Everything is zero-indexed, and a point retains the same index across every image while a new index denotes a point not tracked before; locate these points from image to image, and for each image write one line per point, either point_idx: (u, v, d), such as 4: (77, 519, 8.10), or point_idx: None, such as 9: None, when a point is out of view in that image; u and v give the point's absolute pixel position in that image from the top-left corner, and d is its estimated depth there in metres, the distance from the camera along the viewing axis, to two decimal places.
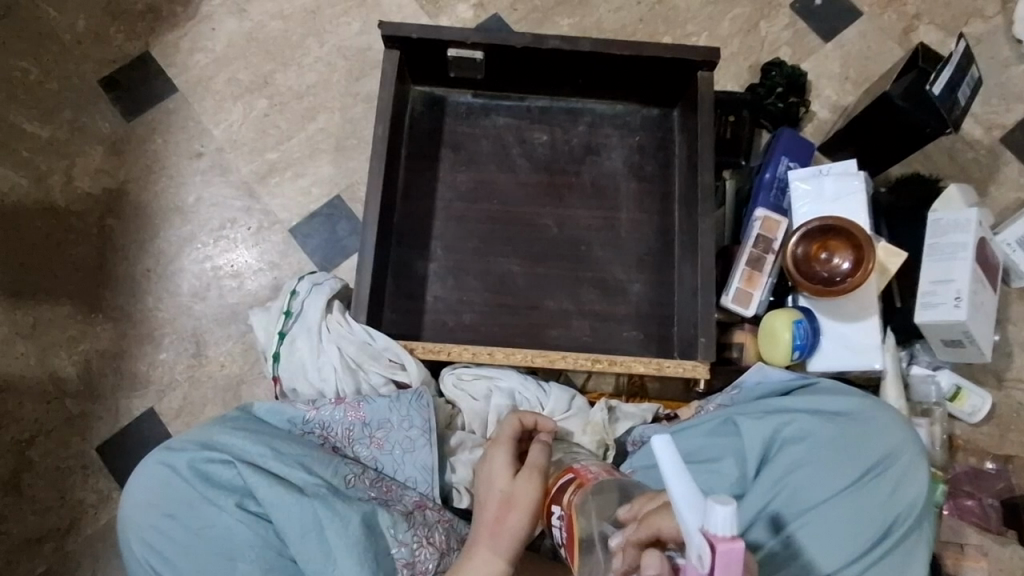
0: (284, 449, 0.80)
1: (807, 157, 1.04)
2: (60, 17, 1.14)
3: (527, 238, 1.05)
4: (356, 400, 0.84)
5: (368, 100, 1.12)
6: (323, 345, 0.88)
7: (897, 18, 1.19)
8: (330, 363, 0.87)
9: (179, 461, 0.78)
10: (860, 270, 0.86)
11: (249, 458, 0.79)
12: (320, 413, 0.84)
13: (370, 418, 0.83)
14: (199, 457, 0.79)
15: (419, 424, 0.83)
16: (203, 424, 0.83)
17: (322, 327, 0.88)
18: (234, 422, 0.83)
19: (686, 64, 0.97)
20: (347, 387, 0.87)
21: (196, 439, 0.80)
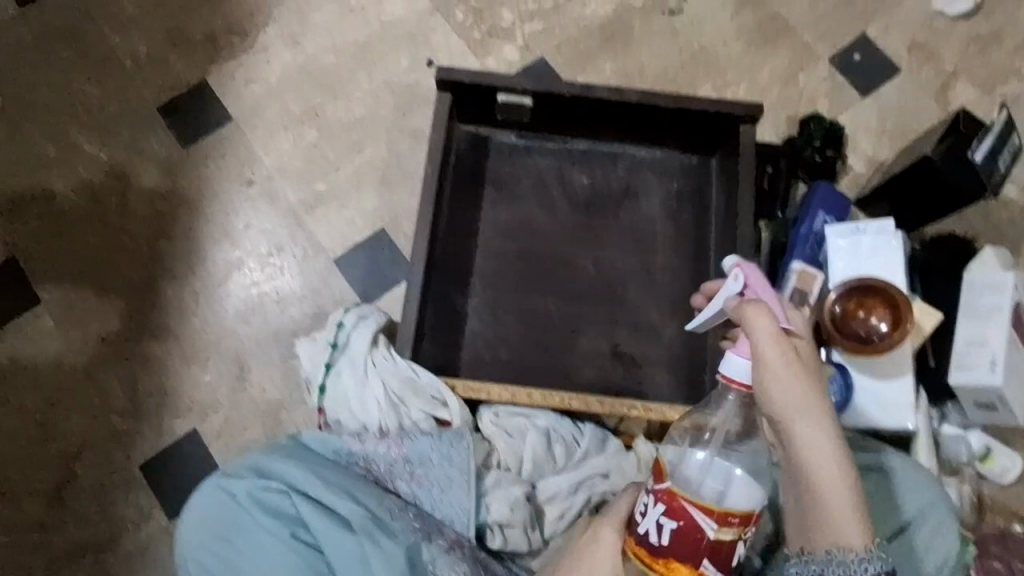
0: (333, 481, 0.83)
1: (843, 211, 1.06)
2: (122, 43, 1.18)
3: (565, 279, 1.07)
4: (399, 437, 0.88)
5: (415, 135, 1.15)
6: (369, 379, 0.92)
7: (935, 75, 1.20)
8: (375, 396, 0.91)
9: (239, 488, 0.82)
10: (898, 330, 0.90)
11: (302, 488, 0.83)
12: (365, 446, 0.88)
13: (411, 454, 0.87)
14: (256, 485, 0.82)
15: (458, 464, 0.86)
16: (254, 452, 0.87)
17: (368, 361, 0.92)
18: (287, 451, 0.86)
19: (729, 118, 1.00)
20: (390, 421, 0.91)
21: (250, 466, 0.84)
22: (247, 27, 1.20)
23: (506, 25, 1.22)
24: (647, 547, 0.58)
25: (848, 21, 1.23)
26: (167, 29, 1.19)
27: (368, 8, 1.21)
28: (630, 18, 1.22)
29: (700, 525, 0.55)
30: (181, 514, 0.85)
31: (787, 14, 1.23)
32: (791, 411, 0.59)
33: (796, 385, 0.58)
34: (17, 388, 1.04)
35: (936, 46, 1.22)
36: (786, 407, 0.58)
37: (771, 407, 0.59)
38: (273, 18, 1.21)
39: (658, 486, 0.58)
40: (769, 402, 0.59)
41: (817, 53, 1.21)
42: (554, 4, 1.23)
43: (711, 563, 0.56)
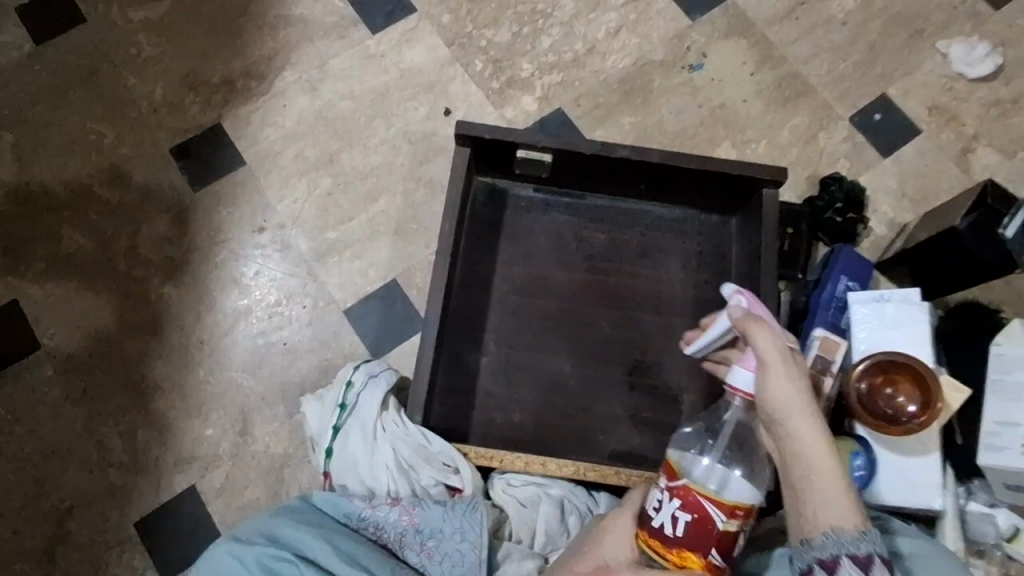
0: (347, 548, 0.79)
1: (865, 278, 1.04)
2: (138, 84, 1.17)
3: (581, 338, 1.04)
4: (411, 504, 0.85)
5: (430, 185, 1.14)
6: (378, 444, 0.90)
7: (956, 138, 1.20)
8: (385, 462, 0.89)
9: (248, 555, 0.77)
10: (928, 412, 0.88)
11: (314, 555, 0.79)
12: (376, 512, 0.85)
13: (422, 525, 0.84)
14: (266, 552, 0.78)
15: (470, 539, 0.83)
16: (265, 514, 0.83)
17: (377, 425, 0.90)
18: (297, 514, 0.83)
19: (751, 181, 0.98)
20: (401, 488, 0.89)
21: (262, 531, 0.80)
22: (265, 71, 1.19)
23: (525, 76, 1.21)
24: (661, 539, 0.64)
25: (869, 81, 1.22)
26: (184, 71, 1.19)
27: (387, 55, 1.21)
28: (649, 73, 1.22)
29: (712, 517, 0.61)
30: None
31: (808, 72, 1.22)
32: (786, 406, 0.62)
33: (795, 382, 0.63)
34: (13, 438, 1.01)
35: (957, 109, 1.21)
36: (791, 402, 0.62)
37: (769, 408, 0.63)
38: (292, 63, 1.20)
39: (672, 481, 0.63)
40: (766, 397, 0.63)
41: (837, 113, 1.21)
42: (574, 56, 1.22)
43: (718, 553, 0.62)
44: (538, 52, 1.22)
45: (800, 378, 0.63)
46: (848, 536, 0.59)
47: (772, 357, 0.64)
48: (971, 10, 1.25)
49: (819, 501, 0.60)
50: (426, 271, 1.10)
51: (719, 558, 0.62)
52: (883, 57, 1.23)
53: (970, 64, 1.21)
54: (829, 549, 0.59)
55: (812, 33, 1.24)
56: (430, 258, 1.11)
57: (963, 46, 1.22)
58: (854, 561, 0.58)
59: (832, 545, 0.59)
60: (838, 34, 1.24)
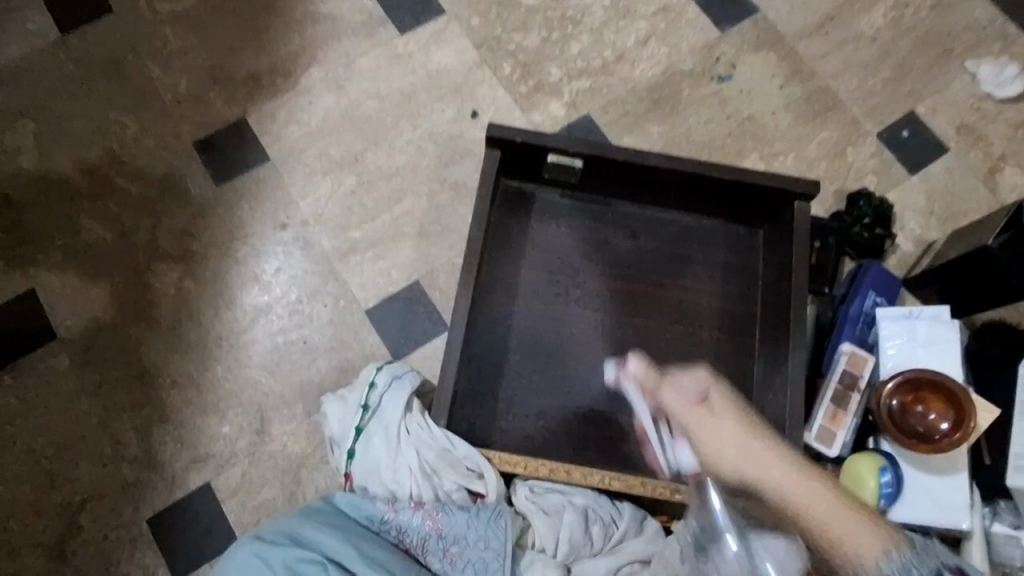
0: (371, 551, 0.78)
1: (892, 294, 1.04)
2: (164, 76, 1.16)
3: (606, 345, 1.03)
4: (435, 508, 0.83)
5: (456, 188, 1.13)
6: (402, 446, 0.88)
7: (983, 157, 1.19)
8: (408, 466, 0.87)
9: (274, 557, 0.76)
10: (960, 429, 0.87)
11: (337, 557, 0.77)
12: (399, 516, 0.83)
13: (446, 531, 0.82)
14: (293, 555, 0.76)
15: (495, 547, 0.81)
16: (288, 515, 0.82)
17: (401, 428, 0.89)
18: (321, 517, 0.81)
19: (784, 193, 0.97)
20: (424, 492, 0.87)
21: (285, 531, 0.79)
22: (292, 67, 1.18)
23: (553, 81, 1.20)
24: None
25: (897, 97, 1.22)
26: (210, 65, 1.18)
27: (415, 55, 1.20)
28: (678, 83, 1.21)
29: None
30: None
31: (836, 87, 1.22)
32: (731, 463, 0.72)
33: None
34: (25, 430, 0.99)
35: (984, 128, 1.21)
36: (748, 471, 0.71)
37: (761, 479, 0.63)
38: (319, 60, 1.19)
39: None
40: None
41: (865, 128, 1.20)
42: (603, 63, 1.22)
43: None
44: (566, 58, 1.22)
45: (727, 428, 0.75)
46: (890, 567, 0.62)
47: None
48: (1000, 31, 1.25)
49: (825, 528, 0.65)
50: (450, 273, 1.09)
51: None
52: (911, 75, 1.23)
53: (999, 84, 1.21)
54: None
55: (841, 49, 1.24)
56: (454, 261, 1.10)
57: (992, 66, 1.22)
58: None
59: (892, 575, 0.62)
60: (866, 50, 1.24)
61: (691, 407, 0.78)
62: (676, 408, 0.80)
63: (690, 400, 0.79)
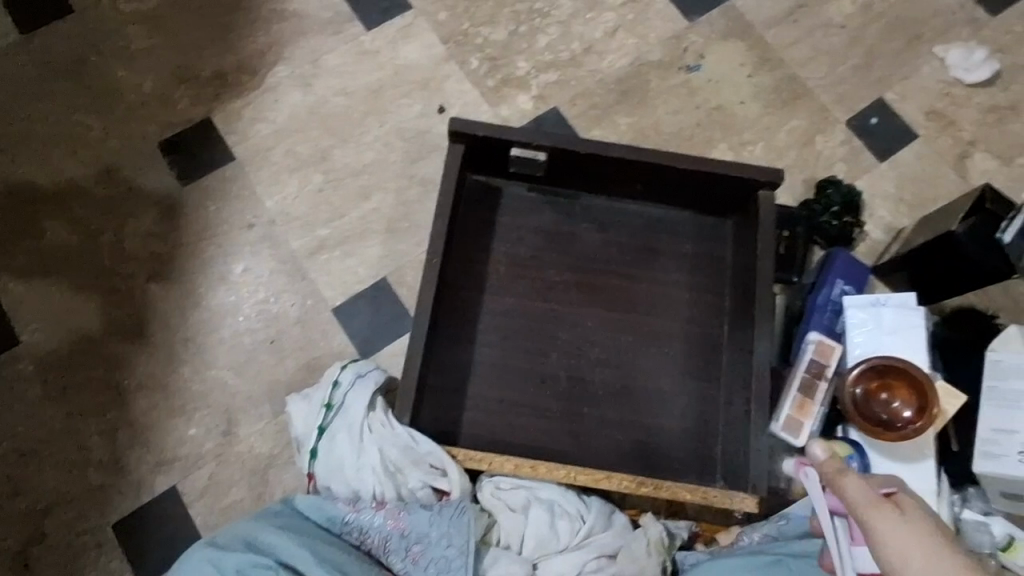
0: (330, 553, 0.77)
1: (861, 282, 1.04)
2: (127, 77, 1.15)
3: (574, 339, 1.03)
4: (397, 507, 0.83)
5: (423, 184, 1.12)
6: (364, 446, 0.88)
7: (954, 142, 1.19)
8: (371, 465, 0.87)
9: (228, 564, 0.74)
10: (923, 417, 0.86)
11: (294, 563, 0.76)
12: (360, 516, 0.83)
13: (408, 530, 0.82)
14: (247, 561, 0.75)
15: (457, 545, 0.81)
16: (246, 521, 0.81)
17: (362, 427, 0.88)
18: (280, 519, 0.81)
19: (748, 182, 0.97)
20: (387, 490, 0.87)
21: (241, 538, 0.78)
22: (257, 65, 1.17)
23: (522, 74, 1.20)
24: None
25: (866, 84, 1.22)
26: (175, 64, 1.17)
27: (382, 51, 1.19)
28: (647, 73, 1.21)
29: None
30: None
31: (806, 75, 1.22)
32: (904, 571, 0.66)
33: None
34: None
35: (954, 114, 1.20)
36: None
37: None
38: (284, 57, 1.18)
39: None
40: None
41: (835, 116, 1.20)
42: (571, 56, 1.21)
43: None
44: (534, 50, 1.21)
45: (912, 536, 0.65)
46: None
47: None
48: (969, 16, 1.24)
49: None
50: (418, 270, 1.08)
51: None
52: (880, 62, 1.23)
53: (969, 69, 1.21)
54: None
55: (811, 36, 1.23)
56: (422, 257, 1.09)
57: (962, 51, 1.22)
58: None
59: None
60: (836, 38, 1.24)
61: (877, 504, 0.68)
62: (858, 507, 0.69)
63: (874, 497, 0.68)
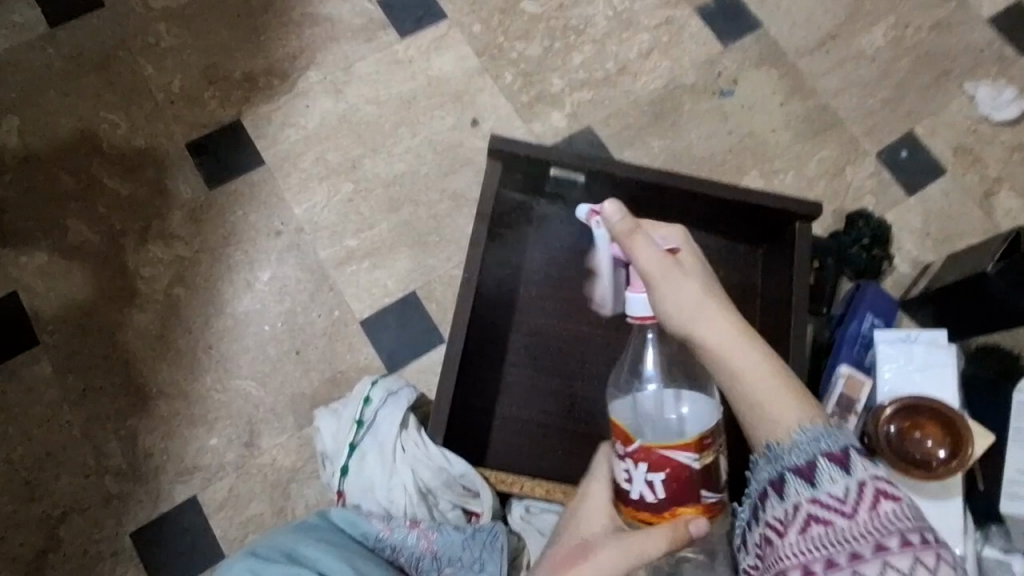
0: (367, 571, 0.76)
1: (889, 316, 1.04)
2: (155, 75, 1.13)
3: (602, 362, 1.02)
4: (430, 527, 0.82)
5: (455, 197, 1.11)
6: (397, 464, 0.87)
7: (980, 179, 1.20)
8: (403, 483, 0.86)
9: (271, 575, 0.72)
10: (956, 458, 0.86)
11: None
12: (394, 534, 0.81)
13: (440, 552, 0.81)
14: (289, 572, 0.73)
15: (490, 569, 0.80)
16: (285, 531, 0.79)
17: (395, 446, 0.87)
18: (318, 533, 0.79)
19: (786, 215, 0.97)
20: (419, 511, 0.86)
21: (281, 547, 0.76)
22: (289, 70, 1.16)
23: (555, 91, 1.19)
24: (648, 508, 0.62)
25: (895, 118, 1.22)
26: (205, 64, 1.15)
27: (416, 61, 1.18)
28: (680, 96, 1.21)
29: (684, 462, 0.59)
30: None
31: (836, 106, 1.22)
32: (693, 311, 0.60)
33: (683, 289, 0.61)
34: (4, 440, 0.96)
35: (980, 151, 1.21)
36: (702, 303, 0.60)
37: (668, 321, 0.61)
38: (317, 63, 1.17)
39: (629, 449, 0.60)
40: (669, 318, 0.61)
41: (864, 148, 1.21)
42: (605, 75, 1.21)
43: (709, 494, 0.61)
44: (568, 68, 1.20)
45: (690, 285, 0.61)
46: (788, 446, 0.53)
47: (661, 273, 0.62)
48: (998, 55, 1.26)
49: (757, 398, 0.56)
50: (447, 285, 1.07)
51: (712, 496, 0.61)
52: (909, 96, 1.24)
53: (996, 108, 1.22)
54: (803, 450, 0.52)
55: (842, 67, 1.24)
56: (451, 272, 1.08)
57: (989, 90, 1.23)
58: (829, 458, 0.51)
59: (774, 457, 0.54)
60: (867, 70, 1.24)
61: (664, 262, 0.63)
62: (649, 269, 0.63)
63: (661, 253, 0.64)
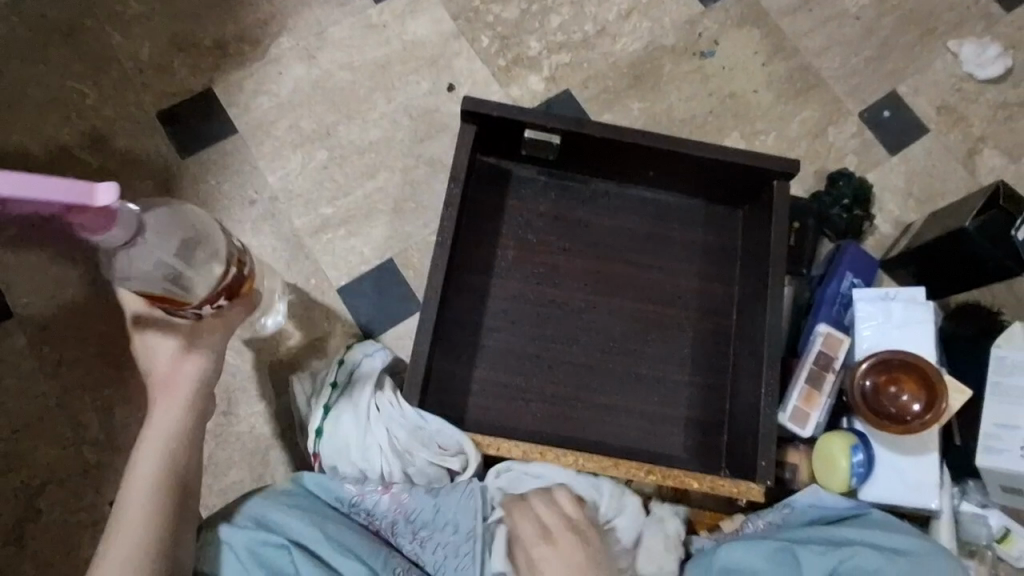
0: (338, 535, 0.78)
1: (869, 274, 1.04)
2: (123, 43, 1.11)
3: (580, 327, 1.01)
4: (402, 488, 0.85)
5: (431, 163, 1.10)
6: (372, 422, 0.87)
7: (964, 137, 1.19)
8: (377, 444, 0.86)
9: (240, 545, 0.76)
10: (931, 411, 0.87)
11: (307, 543, 0.77)
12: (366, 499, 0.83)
13: (413, 512, 0.83)
14: (259, 539, 0.76)
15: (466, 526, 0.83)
16: (257, 497, 0.81)
17: (369, 404, 0.87)
18: (289, 499, 0.81)
19: (765, 172, 0.95)
20: (395, 469, 0.87)
21: (253, 515, 0.79)
22: (260, 35, 1.13)
23: (533, 55, 1.17)
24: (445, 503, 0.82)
25: (879, 77, 1.21)
26: (174, 31, 1.12)
27: (390, 25, 1.15)
28: (660, 58, 1.19)
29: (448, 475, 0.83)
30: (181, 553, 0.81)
31: (819, 65, 1.20)
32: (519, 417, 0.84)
33: None
34: None
35: (964, 109, 1.20)
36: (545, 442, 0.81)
37: None
38: (288, 28, 1.14)
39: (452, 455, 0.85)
40: None
41: (847, 108, 1.19)
42: (584, 37, 1.18)
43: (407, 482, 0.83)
44: (546, 30, 1.18)
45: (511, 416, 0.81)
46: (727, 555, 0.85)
47: None
48: (984, 11, 1.23)
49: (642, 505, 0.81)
50: (425, 251, 1.06)
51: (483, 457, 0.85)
52: (893, 55, 1.22)
53: (981, 65, 1.20)
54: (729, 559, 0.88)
55: (825, 26, 1.22)
56: (428, 238, 1.07)
57: (974, 46, 1.21)
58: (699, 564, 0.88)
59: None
60: (850, 28, 1.22)
61: None
62: None
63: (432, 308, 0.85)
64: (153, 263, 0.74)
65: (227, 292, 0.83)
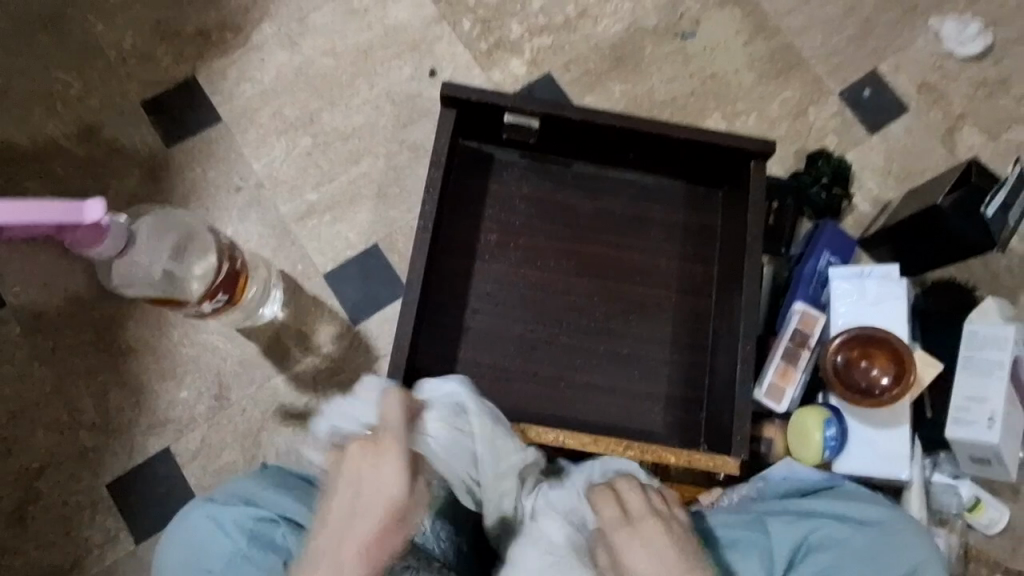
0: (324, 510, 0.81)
1: (847, 252, 1.05)
2: (106, 32, 1.11)
3: (562, 308, 1.03)
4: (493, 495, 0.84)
5: (415, 149, 1.11)
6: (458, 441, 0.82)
7: (944, 115, 1.20)
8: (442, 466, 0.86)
9: (230, 521, 0.79)
10: (900, 384, 0.89)
11: (293, 518, 0.80)
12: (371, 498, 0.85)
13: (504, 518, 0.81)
14: (248, 515, 0.79)
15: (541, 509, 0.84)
16: (243, 480, 0.84)
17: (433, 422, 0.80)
18: (277, 478, 0.84)
19: (740, 153, 0.96)
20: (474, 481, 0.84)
21: (240, 493, 0.82)
22: (242, 22, 1.14)
23: (514, 38, 1.17)
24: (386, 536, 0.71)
25: (860, 56, 1.21)
26: (156, 19, 1.12)
27: (371, 10, 1.16)
28: (641, 40, 1.19)
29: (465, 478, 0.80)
30: (165, 532, 0.83)
31: (800, 45, 1.21)
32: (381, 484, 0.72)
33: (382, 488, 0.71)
34: None
35: (944, 87, 1.21)
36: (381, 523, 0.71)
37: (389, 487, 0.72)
38: (270, 15, 1.14)
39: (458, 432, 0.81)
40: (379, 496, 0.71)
41: (827, 87, 1.20)
42: (565, 19, 1.19)
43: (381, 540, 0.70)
44: (527, 13, 1.18)
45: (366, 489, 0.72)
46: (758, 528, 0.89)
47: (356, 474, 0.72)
48: None
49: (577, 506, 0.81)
50: (409, 236, 1.08)
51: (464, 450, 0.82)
52: (875, 33, 1.22)
53: (962, 42, 1.20)
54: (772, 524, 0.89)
55: (807, 5, 1.22)
56: (412, 222, 1.08)
57: (955, 24, 1.21)
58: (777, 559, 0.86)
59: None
60: (832, 7, 1.22)
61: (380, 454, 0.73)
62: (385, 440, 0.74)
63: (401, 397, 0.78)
64: (139, 266, 0.82)
65: (226, 287, 0.85)
